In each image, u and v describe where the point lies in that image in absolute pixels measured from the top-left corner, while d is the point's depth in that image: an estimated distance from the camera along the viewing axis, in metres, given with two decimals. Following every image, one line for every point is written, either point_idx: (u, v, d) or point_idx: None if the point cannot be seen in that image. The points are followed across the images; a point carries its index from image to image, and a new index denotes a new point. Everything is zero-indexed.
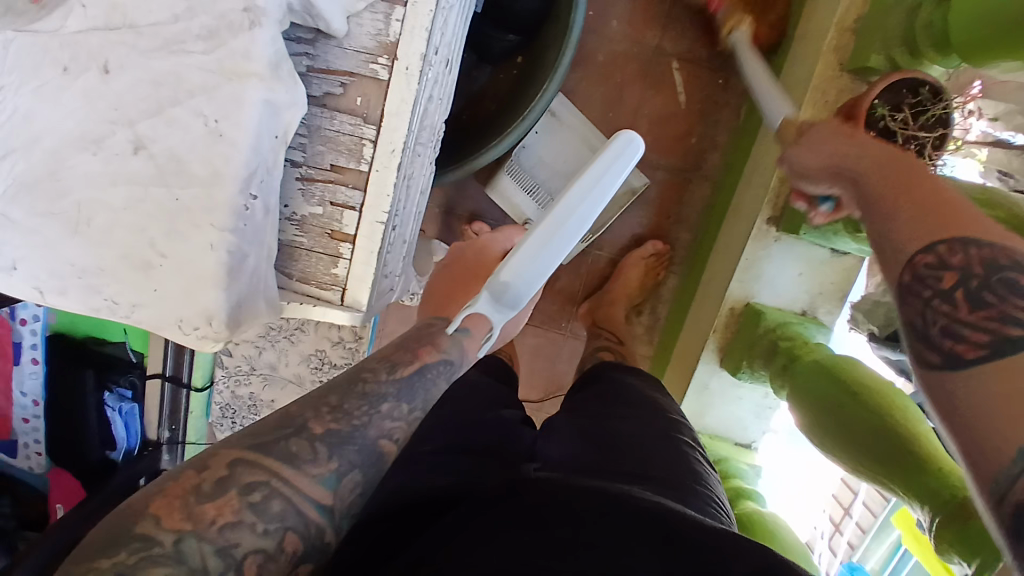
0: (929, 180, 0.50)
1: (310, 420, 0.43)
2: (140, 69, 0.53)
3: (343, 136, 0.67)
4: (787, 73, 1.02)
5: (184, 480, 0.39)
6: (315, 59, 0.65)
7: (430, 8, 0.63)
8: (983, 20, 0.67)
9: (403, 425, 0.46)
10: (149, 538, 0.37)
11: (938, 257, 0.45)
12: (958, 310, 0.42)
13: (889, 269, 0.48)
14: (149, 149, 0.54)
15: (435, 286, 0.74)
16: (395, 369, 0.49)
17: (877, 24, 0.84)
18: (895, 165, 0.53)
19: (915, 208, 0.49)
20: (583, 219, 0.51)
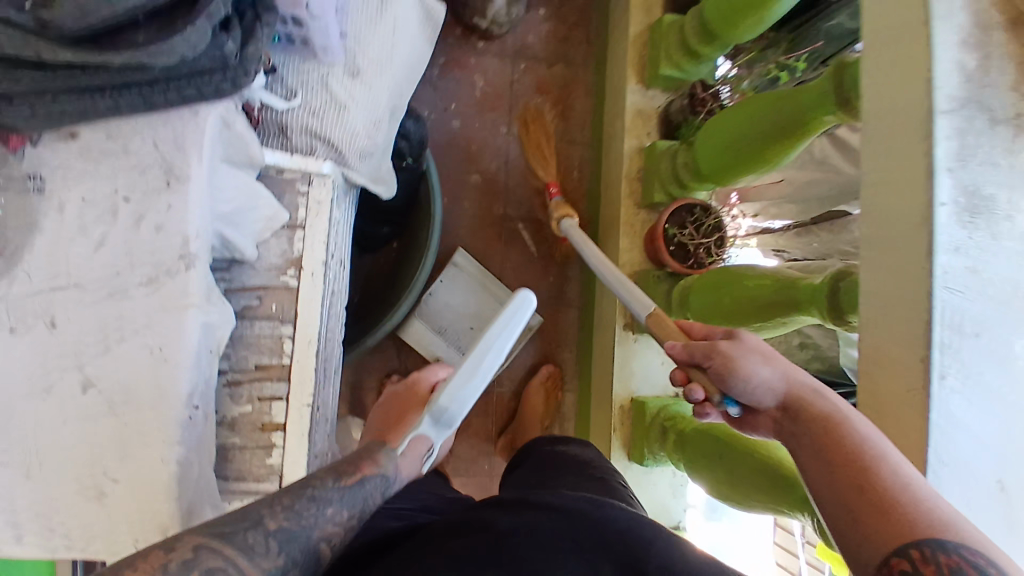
0: (895, 495, 0.46)
1: (265, 516, 0.53)
2: (86, 318, 0.62)
3: (263, 338, 0.78)
4: (603, 214, 1.32)
5: (153, 559, 0.46)
6: (232, 281, 0.77)
7: (323, 226, 0.80)
8: (719, 150, 0.98)
9: (339, 531, 0.57)
10: None
11: (914, 565, 0.42)
12: None
13: (856, 561, 0.45)
14: (96, 385, 0.62)
15: (379, 418, 0.87)
16: (339, 481, 0.60)
17: (654, 173, 1.16)
18: (864, 461, 0.49)
19: (867, 503, 0.46)
20: (498, 353, 0.75)
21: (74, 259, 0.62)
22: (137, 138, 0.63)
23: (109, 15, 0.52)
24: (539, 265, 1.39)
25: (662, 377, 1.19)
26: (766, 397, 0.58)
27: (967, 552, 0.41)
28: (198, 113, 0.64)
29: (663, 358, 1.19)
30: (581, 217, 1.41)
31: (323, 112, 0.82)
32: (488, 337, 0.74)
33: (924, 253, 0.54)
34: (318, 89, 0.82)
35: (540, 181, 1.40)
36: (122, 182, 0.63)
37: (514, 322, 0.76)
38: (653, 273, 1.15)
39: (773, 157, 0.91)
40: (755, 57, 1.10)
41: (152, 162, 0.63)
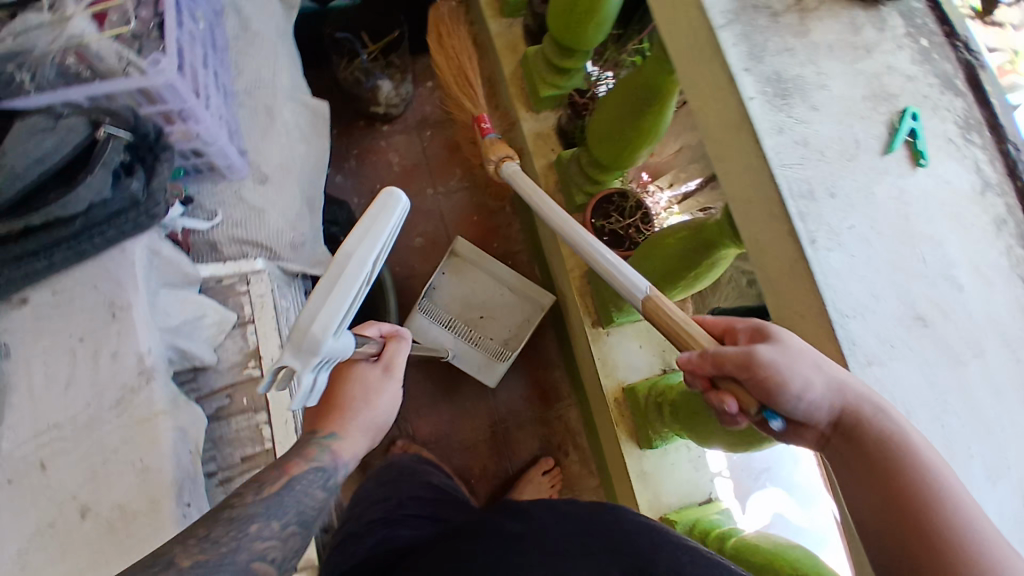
0: (947, 535, 0.45)
1: (176, 555, 0.50)
2: (72, 453, 0.68)
3: (242, 431, 0.83)
4: (542, 234, 1.39)
5: None
6: (200, 388, 0.83)
7: (272, 315, 0.88)
8: (610, 144, 1.08)
9: (274, 544, 0.55)
10: None
11: None
12: None
13: None
14: (95, 510, 0.66)
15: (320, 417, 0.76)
16: (260, 490, 0.57)
17: (568, 180, 1.25)
18: (921, 493, 0.46)
19: (915, 557, 0.46)
20: (364, 264, 0.50)
21: (50, 405, 0.69)
22: (78, 286, 0.72)
23: (19, 187, 0.62)
24: None
25: (644, 358, 1.23)
26: (817, 412, 0.50)
27: None
28: (126, 248, 0.74)
29: (640, 341, 1.24)
30: (526, 244, 1.49)
31: (245, 220, 0.93)
32: (344, 253, 0.49)
33: (751, 140, 0.59)
34: (235, 203, 0.93)
35: (477, 224, 1.49)
36: (76, 325, 0.71)
37: (378, 240, 0.51)
38: None
39: (654, 128, 1.01)
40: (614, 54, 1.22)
41: (97, 300, 0.72)
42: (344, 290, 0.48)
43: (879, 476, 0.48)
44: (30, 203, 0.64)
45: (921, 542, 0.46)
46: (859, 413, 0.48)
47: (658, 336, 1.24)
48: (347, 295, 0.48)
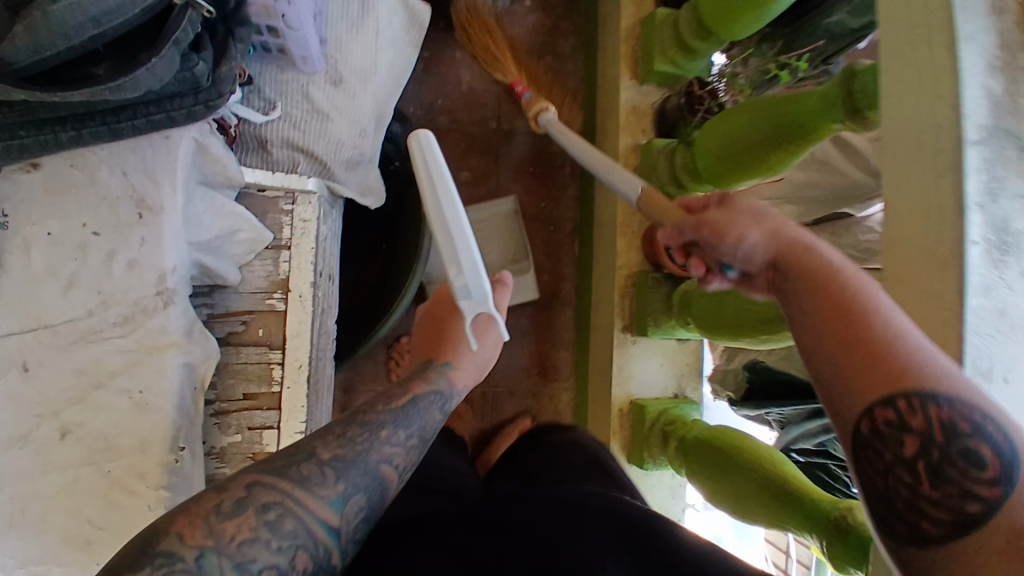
0: (911, 373, 0.43)
1: (318, 448, 0.53)
2: (61, 363, 0.58)
3: (251, 365, 0.75)
4: (597, 214, 1.28)
5: (206, 503, 0.46)
6: (215, 306, 0.73)
7: (311, 246, 0.77)
8: (719, 159, 0.94)
9: (399, 451, 0.57)
10: (172, 554, 0.42)
11: (899, 415, 0.43)
12: (919, 484, 0.42)
13: (836, 418, 0.47)
14: (75, 432, 0.58)
15: (418, 333, 0.81)
16: (390, 402, 0.61)
17: (652, 173, 1.13)
18: (864, 309, 0.47)
19: (840, 356, 0.47)
20: (453, 204, 0.61)
21: (44, 300, 0.58)
22: (101, 167, 0.58)
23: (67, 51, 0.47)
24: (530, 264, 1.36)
25: (661, 378, 1.18)
26: (757, 256, 0.55)
27: (958, 403, 0.42)
28: (169, 135, 0.59)
29: (663, 359, 1.18)
30: (574, 214, 1.38)
31: (305, 123, 0.79)
32: (429, 198, 0.61)
33: (955, 289, 0.50)
34: (298, 100, 0.78)
35: (531, 177, 1.36)
36: (91, 215, 0.58)
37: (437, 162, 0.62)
38: (652, 274, 1.12)
39: (778, 163, 0.86)
40: (750, 53, 1.07)
41: (123, 192, 0.59)
42: (468, 251, 0.61)
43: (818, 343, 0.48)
44: (73, 70, 0.49)
45: (848, 333, 0.47)
46: (791, 248, 0.53)
47: (683, 359, 1.18)
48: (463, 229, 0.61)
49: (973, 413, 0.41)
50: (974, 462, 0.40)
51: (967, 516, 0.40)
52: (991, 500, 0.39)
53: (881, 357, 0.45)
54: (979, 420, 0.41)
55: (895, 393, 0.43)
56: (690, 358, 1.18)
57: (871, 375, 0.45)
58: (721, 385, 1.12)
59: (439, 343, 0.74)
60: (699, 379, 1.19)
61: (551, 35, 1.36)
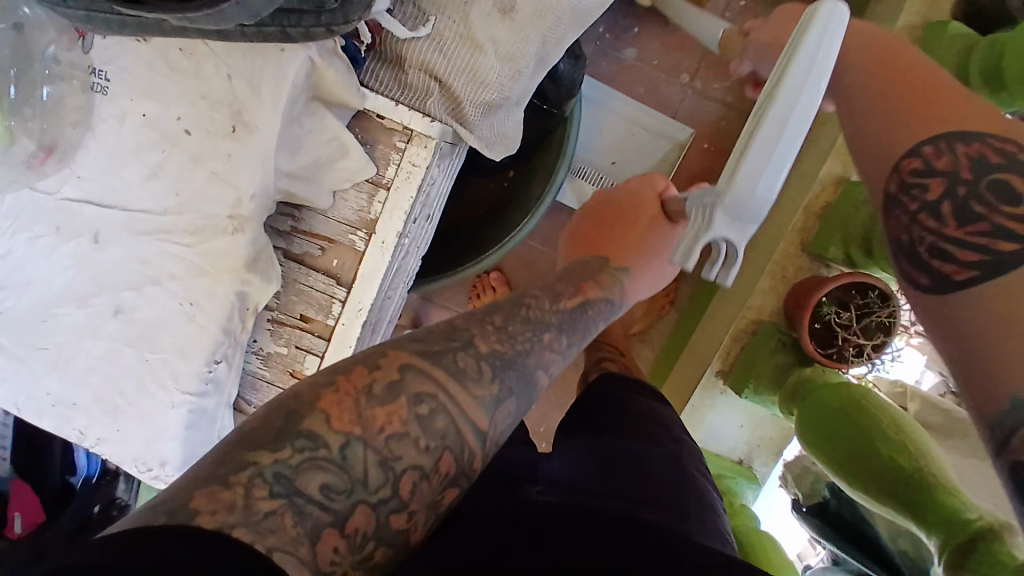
0: (976, 103, 0.46)
1: (477, 337, 0.46)
2: (128, 246, 0.57)
3: (315, 292, 0.71)
4: (754, 236, 1.04)
5: (359, 377, 0.41)
6: (299, 221, 0.70)
7: (411, 194, 0.68)
8: None
9: (556, 359, 0.51)
10: (317, 437, 0.38)
11: (925, 162, 0.44)
12: (945, 225, 0.42)
13: (867, 185, 0.48)
14: (128, 314, 0.59)
15: (582, 229, 0.80)
16: (557, 302, 0.56)
17: (841, 221, 0.88)
18: (941, 87, 0.48)
19: (913, 123, 0.47)
20: (809, 104, 0.49)
21: (125, 180, 0.56)
22: (213, 61, 0.54)
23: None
24: None
25: (733, 438, 1.05)
26: (831, 91, 0.57)
27: (991, 142, 0.43)
28: (286, 50, 0.54)
29: (744, 422, 1.04)
30: None
31: (453, 49, 0.66)
32: (788, 82, 0.49)
33: None
34: (455, 17, 0.65)
35: None
36: (186, 110, 0.55)
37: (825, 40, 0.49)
38: (779, 336, 0.93)
39: None
40: None
41: (223, 96, 0.55)
42: (777, 164, 0.49)
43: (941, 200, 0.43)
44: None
45: (909, 93, 0.49)
46: (892, 60, 0.52)
47: (766, 431, 1.04)
48: (794, 137, 0.49)
49: (1006, 149, 0.42)
50: (1002, 195, 0.41)
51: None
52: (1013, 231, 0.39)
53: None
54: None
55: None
56: (775, 433, 1.04)
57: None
58: (792, 483, 0.98)
59: (619, 243, 0.73)
60: (774, 457, 1.05)
61: None
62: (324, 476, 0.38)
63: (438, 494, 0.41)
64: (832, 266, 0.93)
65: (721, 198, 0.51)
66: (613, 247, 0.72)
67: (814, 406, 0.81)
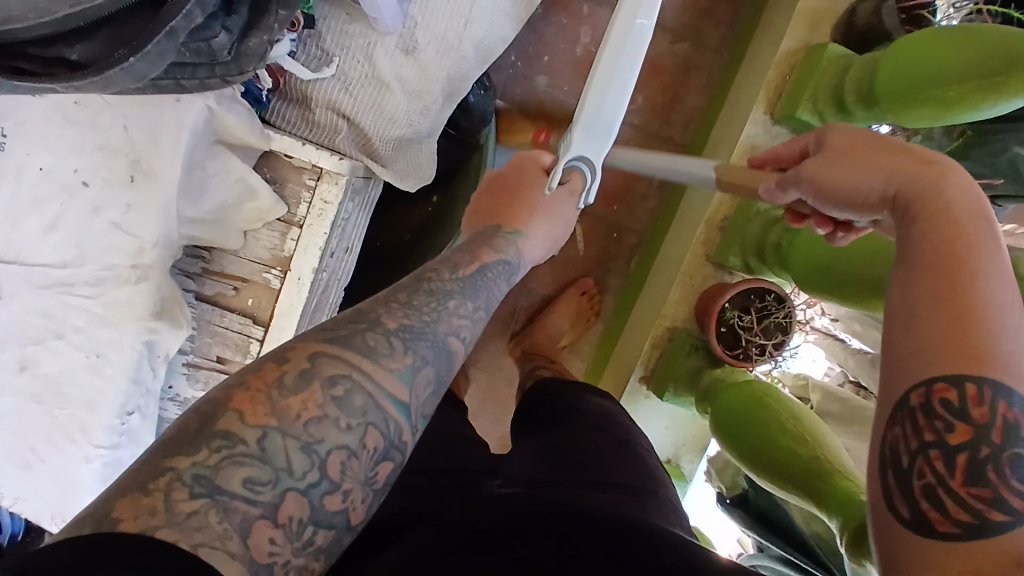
0: (981, 239, 0.39)
1: (383, 316, 0.44)
2: (30, 300, 0.55)
3: (231, 332, 0.71)
4: (666, 247, 1.11)
5: (267, 374, 0.38)
6: (211, 263, 0.70)
7: (324, 231, 0.69)
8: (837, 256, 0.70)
9: (466, 325, 0.48)
10: (231, 435, 0.34)
11: (958, 400, 0.35)
12: (950, 476, 0.35)
13: (888, 370, 0.39)
14: (34, 369, 0.57)
15: (478, 206, 0.71)
16: (456, 271, 0.53)
17: (740, 230, 0.95)
18: (976, 260, 0.38)
19: (933, 316, 0.37)
20: (637, 40, 0.54)
21: (23, 233, 0.54)
22: (109, 111, 0.54)
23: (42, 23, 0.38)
24: (578, 264, 1.23)
25: (660, 439, 1.11)
26: (870, 196, 0.43)
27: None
28: (181, 99, 0.54)
29: (668, 423, 1.10)
30: (643, 228, 1.22)
31: (361, 87, 0.68)
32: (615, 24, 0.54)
33: None
34: (359, 58, 0.67)
35: (615, 173, 1.19)
36: (85, 161, 0.54)
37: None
38: (692, 341, 0.99)
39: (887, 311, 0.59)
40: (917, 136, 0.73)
41: (121, 146, 0.55)
42: (628, 66, 0.54)
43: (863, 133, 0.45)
44: (46, 47, 0.40)
45: (948, 274, 0.38)
46: (928, 201, 0.41)
47: (688, 430, 1.10)
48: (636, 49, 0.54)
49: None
50: (1019, 473, 0.34)
51: (1016, 516, 0.33)
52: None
53: (963, 257, 0.38)
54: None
55: (960, 375, 0.36)
56: (697, 432, 1.10)
57: (940, 234, 0.39)
58: (716, 477, 1.06)
59: (511, 208, 0.67)
60: (699, 454, 1.11)
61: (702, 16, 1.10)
62: (246, 471, 0.34)
63: (371, 470, 0.38)
64: (734, 272, 1.00)
65: (578, 118, 0.55)
66: (509, 213, 0.66)
67: (729, 399, 0.87)
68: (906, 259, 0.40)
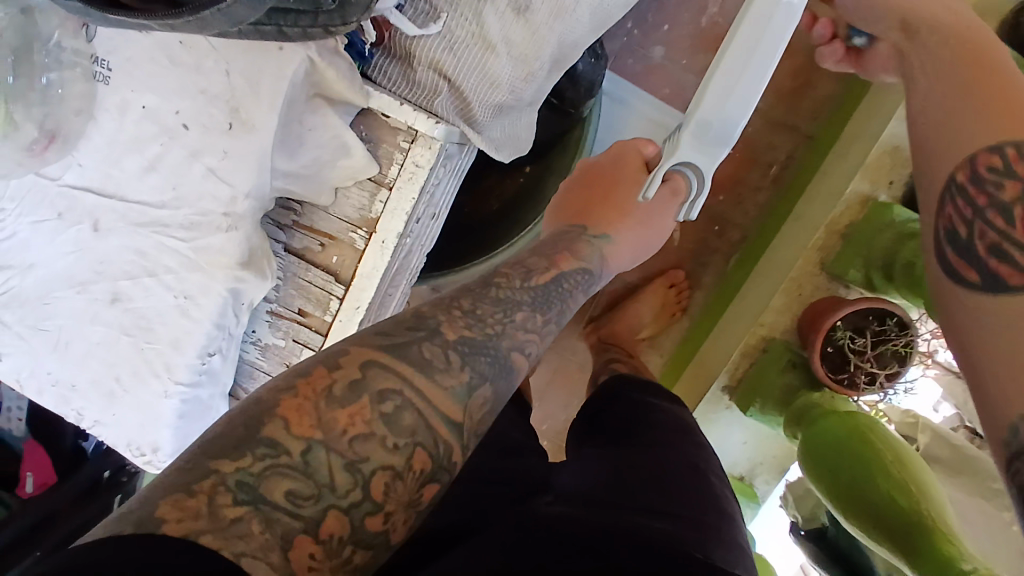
0: (995, 54, 0.47)
1: (444, 324, 0.46)
2: (127, 236, 0.57)
3: (314, 287, 0.71)
4: (772, 249, 1.01)
5: (317, 380, 0.40)
6: (301, 216, 0.69)
7: (413, 194, 0.67)
8: None
9: (534, 339, 0.50)
10: (277, 444, 0.37)
11: (1004, 161, 0.40)
12: (1012, 228, 0.38)
13: (945, 155, 0.44)
14: (125, 303, 0.59)
15: (567, 192, 0.72)
16: (529, 278, 0.54)
17: (864, 243, 0.84)
18: (1006, 75, 0.45)
19: (977, 108, 0.44)
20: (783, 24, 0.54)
21: (126, 170, 0.56)
22: (213, 55, 0.53)
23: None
24: (669, 255, 1.16)
25: (737, 455, 1.03)
26: (893, 19, 0.56)
27: None
28: (284, 48, 0.53)
29: (747, 438, 1.02)
30: (748, 225, 1.11)
31: (464, 47, 0.63)
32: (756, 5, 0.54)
33: None
34: (467, 15, 0.61)
35: (725, 161, 1.09)
36: (188, 104, 0.54)
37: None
38: (789, 356, 0.90)
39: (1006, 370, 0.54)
40: None
41: (221, 91, 0.54)
42: (757, 71, 0.55)
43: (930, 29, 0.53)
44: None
45: (994, 87, 0.44)
46: (950, 21, 0.52)
47: (769, 449, 1.02)
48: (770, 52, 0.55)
49: None
50: None
51: None
52: None
53: (1020, 96, 0.43)
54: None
55: (1005, 143, 0.40)
56: (779, 452, 1.01)
57: (964, 74, 0.47)
58: (794, 505, 0.95)
59: (601, 208, 0.68)
60: (778, 475, 1.02)
61: None
62: (288, 483, 0.37)
63: (416, 492, 0.40)
64: (850, 287, 0.89)
65: (692, 118, 0.58)
66: (596, 215, 0.67)
67: (821, 427, 0.78)
68: (949, 117, 0.45)
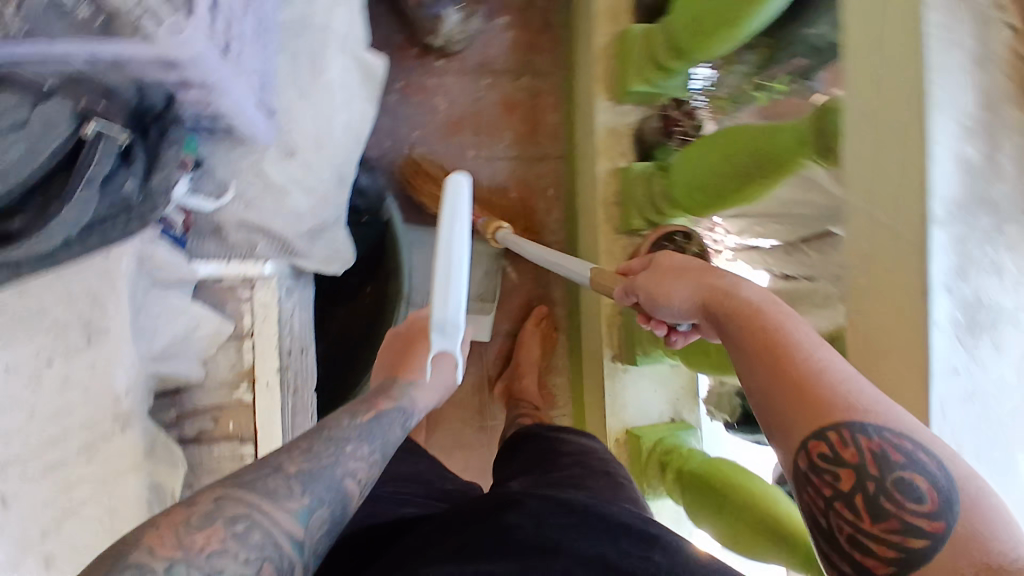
0: (786, 324, 0.52)
1: (284, 460, 0.49)
2: (29, 496, 0.56)
3: (224, 462, 0.73)
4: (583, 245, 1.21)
5: (175, 514, 0.43)
6: (182, 405, 0.73)
7: (275, 330, 0.75)
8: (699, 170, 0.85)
9: (362, 466, 0.53)
10: (143, 565, 0.39)
11: (831, 449, 0.45)
12: (859, 520, 0.43)
13: (780, 437, 0.48)
14: (59, 564, 0.57)
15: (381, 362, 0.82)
16: (353, 418, 0.58)
17: (631, 198, 1.06)
18: (796, 353, 0.49)
19: (780, 392, 0.48)
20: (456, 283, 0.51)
21: None
22: (48, 291, 0.57)
23: None
24: (519, 292, 1.30)
25: (656, 404, 1.15)
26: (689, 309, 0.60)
27: (888, 434, 0.44)
28: (110, 254, 0.59)
29: (657, 386, 1.15)
30: (559, 236, 1.32)
31: (261, 202, 0.74)
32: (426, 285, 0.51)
33: None
34: (251, 178, 0.73)
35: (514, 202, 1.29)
36: (43, 346, 0.58)
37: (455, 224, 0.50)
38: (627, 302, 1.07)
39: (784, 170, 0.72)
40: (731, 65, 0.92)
41: (70, 318, 0.58)
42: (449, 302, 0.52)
43: (683, 276, 0.61)
44: None
45: (791, 376, 0.48)
46: (736, 305, 0.55)
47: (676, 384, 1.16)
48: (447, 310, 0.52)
49: (903, 444, 0.44)
50: (910, 494, 0.42)
51: (933, 535, 0.41)
52: (934, 531, 0.41)
53: (781, 346, 0.50)
54: (909, 448, 0.43)
55: (825, 426, 0.45)
56: (684, 382, 1.17)
57: (769, 365, 0.49)
58: (717, 409, 1.09)
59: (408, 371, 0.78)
60: (695, 402, 1.18)
61: (528, 50, 1.27)
62: None
63: None
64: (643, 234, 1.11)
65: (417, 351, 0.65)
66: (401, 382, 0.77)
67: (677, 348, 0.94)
68: (738, 339, 0.53)
